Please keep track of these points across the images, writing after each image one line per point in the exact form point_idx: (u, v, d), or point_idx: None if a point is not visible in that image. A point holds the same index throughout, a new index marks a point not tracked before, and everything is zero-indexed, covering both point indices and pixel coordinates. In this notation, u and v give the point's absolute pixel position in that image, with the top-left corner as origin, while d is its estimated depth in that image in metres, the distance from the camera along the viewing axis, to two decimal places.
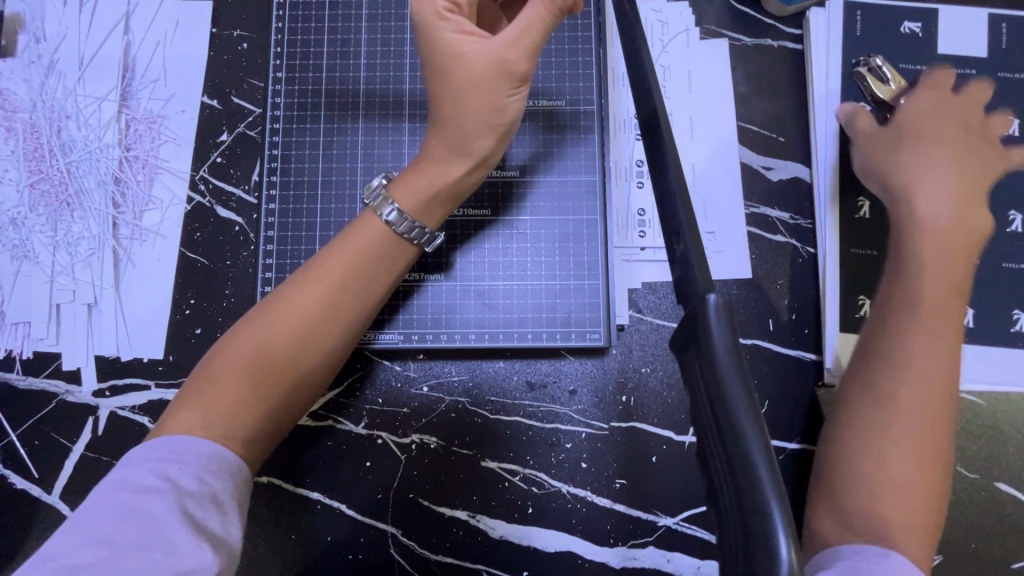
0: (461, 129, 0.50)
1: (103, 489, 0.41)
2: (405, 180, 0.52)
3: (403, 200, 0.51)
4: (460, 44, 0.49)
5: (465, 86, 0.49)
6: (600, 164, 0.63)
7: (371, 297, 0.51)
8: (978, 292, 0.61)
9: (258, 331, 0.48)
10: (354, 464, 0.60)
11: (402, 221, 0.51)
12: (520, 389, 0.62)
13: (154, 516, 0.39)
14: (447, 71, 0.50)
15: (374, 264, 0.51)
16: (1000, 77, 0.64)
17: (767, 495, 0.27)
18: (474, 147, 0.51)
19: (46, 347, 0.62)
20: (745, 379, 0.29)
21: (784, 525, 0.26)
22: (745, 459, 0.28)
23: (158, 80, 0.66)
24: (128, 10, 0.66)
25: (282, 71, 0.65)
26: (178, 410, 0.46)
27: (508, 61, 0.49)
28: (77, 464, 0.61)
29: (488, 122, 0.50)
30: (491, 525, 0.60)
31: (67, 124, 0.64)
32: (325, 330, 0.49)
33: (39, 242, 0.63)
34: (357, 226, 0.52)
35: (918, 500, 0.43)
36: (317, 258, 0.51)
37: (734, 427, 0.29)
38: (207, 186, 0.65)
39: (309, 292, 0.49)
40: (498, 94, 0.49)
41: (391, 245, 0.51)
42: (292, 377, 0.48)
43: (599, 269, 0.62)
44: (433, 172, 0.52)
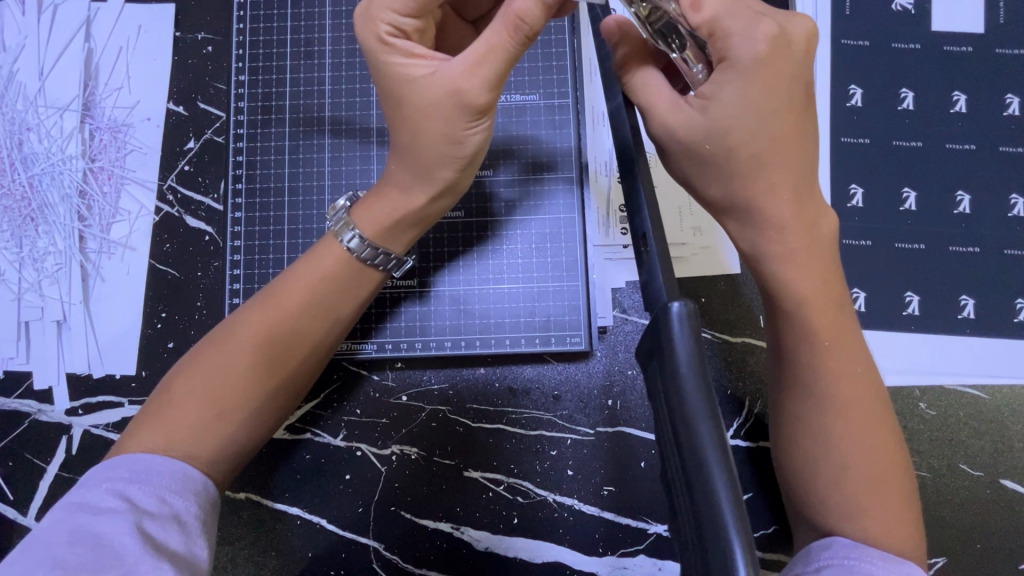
0: (419, 158, 0.45)
1: (57, 511, 0.39)
2: (367, 205, 0.49)
3: (365, 225, 0.48)
4: (411, 73, 0.43)
5: (420, 115, 0.43)
6: (577, 161, 0.60)
7: (339, 320, 0.50)
8: (977, 281, 0.59)
9: (221, 353, 0.46)
10: (334, 478, 0.59)
11: (364, 249, 0.49)
12: (502, 396, 0.60)
13: (113, 536, 0.37)
14: (398, 100, 0.44)
15: (341, 287, 0.49)
16: (998, 53, 0.61)
17: (726, 522, 0.25)
18: (434, 175, 0.46)
19: (17, 366, 0.61)
20: (709, 392, 0.27)
21: (745, 559, 0.24)
22: (705, 482, 0.26)
23: (121, 88, 0.64)
24: (88, 16, 0.64)
25: (246, 74, 0.63)
26: (137, 431, 0.44)
27: (466, 91, 0.42)
28: (51, 484, 0.59)
29: (448, 154, 0.45)
30: (475, 536, 0.58)
31: (29, 136, 0.62)
32: (289, 355, 0.47)
33: (5, 258, 0.61)
34: (321, 248, 0.49)
35: (888, 509, 0.41)
36: (282, 280, 0.49)
37: (696, 445, 0.27)
38: (175, 196, 0.63)
39: (269, 317, 0.47)
40: (454, 126, 0.43)
41: (356, 267, 0.49)
42: (257, 402, 0.46)
43: (579, 270, 0.60)
44: (396, 199, 0.48)
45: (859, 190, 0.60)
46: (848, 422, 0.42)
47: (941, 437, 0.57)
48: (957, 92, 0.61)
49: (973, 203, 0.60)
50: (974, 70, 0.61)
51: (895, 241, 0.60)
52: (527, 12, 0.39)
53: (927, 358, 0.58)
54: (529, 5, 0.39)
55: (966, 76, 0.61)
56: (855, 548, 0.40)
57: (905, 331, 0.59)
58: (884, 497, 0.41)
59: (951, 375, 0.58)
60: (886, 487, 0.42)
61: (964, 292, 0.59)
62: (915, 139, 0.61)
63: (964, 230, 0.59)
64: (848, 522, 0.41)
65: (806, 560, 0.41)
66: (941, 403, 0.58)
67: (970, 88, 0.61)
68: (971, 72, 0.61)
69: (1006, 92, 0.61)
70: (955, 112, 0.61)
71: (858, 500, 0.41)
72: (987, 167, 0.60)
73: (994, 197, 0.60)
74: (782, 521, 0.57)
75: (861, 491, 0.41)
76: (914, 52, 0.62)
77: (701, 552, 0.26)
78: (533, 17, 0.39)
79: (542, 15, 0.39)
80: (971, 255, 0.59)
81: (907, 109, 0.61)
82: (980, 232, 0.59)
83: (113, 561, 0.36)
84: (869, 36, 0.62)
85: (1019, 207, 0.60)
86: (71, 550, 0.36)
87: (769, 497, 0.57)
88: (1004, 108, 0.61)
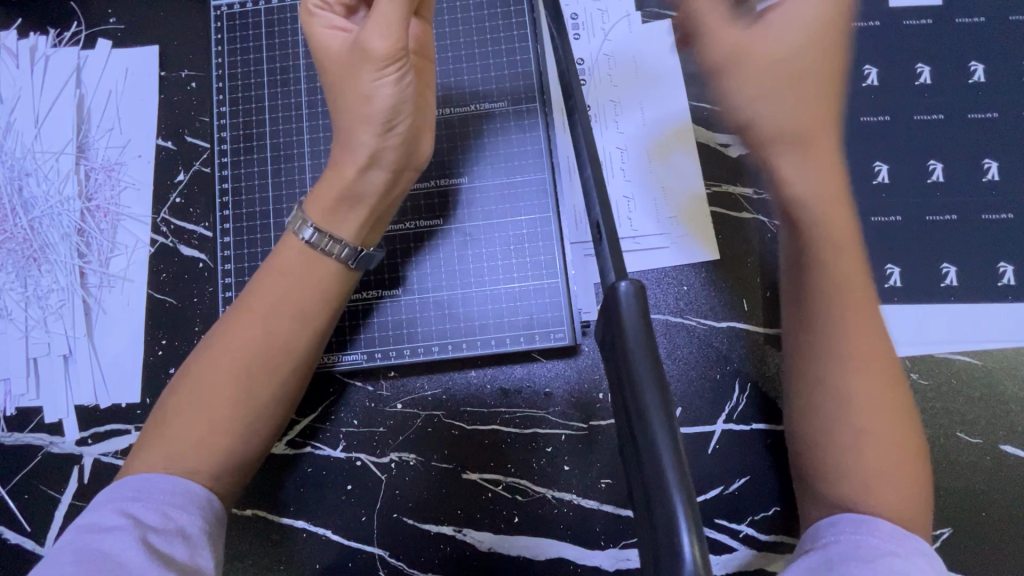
0: (343, 126, 0.50)
1: (66, 533, 0.41)
2: (315, 197, 0.51)
3: (315, 213, 0.51)
4: (334, 42, 0.51)
5: (336, 76, 0.50)
6: (549, 160, 0.62)
7: (317, 323, 0.51)
8: (957, 246, 0.59)
9: (210, 366, 0.48)
10: (336, 489, 0.60)
11: (322, 240, 0.51)
12: (495, 397, 0.61)
13: (117, 551, 0.38)
14: (323, 67, 0.51)
15: (314, 291, 0.51)
16: (957, 23, 0.62)
17: (671, 493, 0.27)
18: (355, 140, 0.50)
19: (28, 402, 0.63)
20: (659, 381, 0.30)
21: (689, 523, 0.26)
22: (653, 453, 0.28)
23: (113, 128, 0.67)
24: (78, 64, 0.67)
25: (227, 105, 0.66)
26: (141, 450, 0.46)
27: (364, 43, 0.47)
28: (66, 514, 0.61)
29: (361, 113, 0.49)
30: (478, 538, 0.58)
31: (27, 181, 0.66)
32: (271, 363, 0.49)
33: (11, 299, 0.64)
34: (286, 254, 0.51)
35: (900, 479, 0.41)
36: (252, 288, 0.51)
37: (642, 414, 0.29)
38: (169, 227, 0.65)
39: (248, 323, 0.49)
40: (363, 80, 0.48)
41: (322, 269, 0.51)
42: (250, 410, 0.48)
43: (557, 267, 0.61)
44: (331, 176, 0.51)
45: None
46: (857, 375, 0.43)
47: (935, 406, 0.57)
48: (920, 64, 0.62)
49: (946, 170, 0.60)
50: (935, 40, 0.62)
51: (870, 215, 0.60)
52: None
53: (913, 327, 0.58)
54: None
55: (927, 47, 0.62)
56: (860, 522, 0.40)
57: (889, 303, 0.59)
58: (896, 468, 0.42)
59: (939, 343, 0.58)
60: (890, 446, 0.42)
61: (944, 260, 0.59)
62: (882, 113, 0.62)
63: (939, 198, 0.60)
64: (856, 488, 0.41)
65: (813, 538, 0.42)
66: (933, 372, 0.58)
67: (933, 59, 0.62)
68: (932, 44, 0.62)
69: (969, 60, 0.62)
70: (921, 84, 0.62)
71: (872, 472, 0.41)
72: (958, 135, 0.61)
73: (967, 163, 0.60)
74: (783, 501, 0.57)
75: (871, 458, 0.42)
76: (874, 29, 0.63)
77: (650, 518, 0.29)
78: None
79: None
80: (950, 223, 0.59)
81: (872, 84, 0.62)
82: (955, 198, 0.60)
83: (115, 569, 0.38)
84: None
85: (993, 171, 0.60)
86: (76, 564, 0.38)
87: (766, 479, 0.57)
88: (968, 76, 0.61)
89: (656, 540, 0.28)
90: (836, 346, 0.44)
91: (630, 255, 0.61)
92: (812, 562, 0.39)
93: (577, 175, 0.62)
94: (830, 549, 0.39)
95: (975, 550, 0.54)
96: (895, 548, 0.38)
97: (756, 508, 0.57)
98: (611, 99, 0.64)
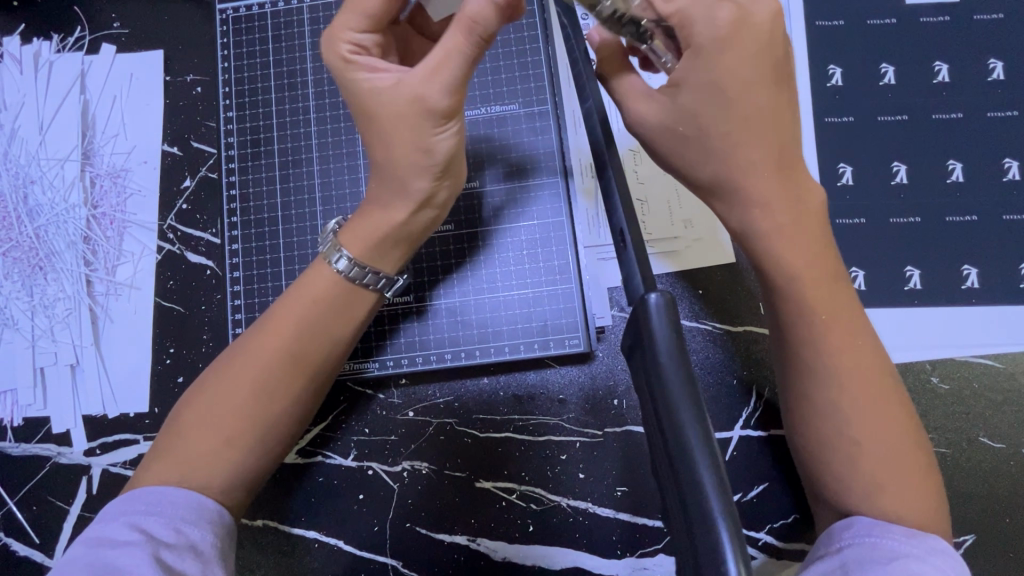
0: (393, 172, 0.46)
1: (76, 547, 0.40)
2: (352, 229, 0.49)
3: (352, 247, 0.48)
4: (375, 86, 0.44)
5: (387, 125, 0.44)
6: (561, 164, 0.61)
7: (336, 345, 0.50)
8: (978, 249, 0.58)
9: (225, 383, 0.46)
10: (348, 498, 0.59)
11: (352, 269, 0.49)
12: (508, 404, 0.60)
13: (130, 566, 0.38)
14: (369, 116, 0.45)
15: (334, 312, 0.49)
16: (976, 20, 0.61)
17: (712, 508, 0.26)
18: (410, 188, 0.46)
19: (35, 412, 0.62)
20: (694, 393, 0.29)
21: (732, 539, 0.25)
22: (690, 470, 0.28)
23: (118, 134, 0.66)
24: (82, 69, 0.67)
25: (233, 110, 0.65)
26: (152, 463, 0.45)
27: (427, 98, 0.43)
28: (75, 525, 0.60)
29: (419, 163, 0.45)
30: (492, 547, 0.58)
31: (33, 189, 0.65)
32: (290, 384, 0.47)
33: (18, 308, 0.63)
34: (312, 275, 0.49)
35: (910, 499, 0.40)
36: (274, 308, 0.49)
37: (677, 429, 0.28)
38: (175, 234, 0.64)
39: (266, 344, 0.47)
40: (422, 134, 0.44)
41: (346, 294, 0.49)
42: (262, 431, 0.46)
43: (572, 272, 0.60)
44: (379, 216, 0.48)
45: (848, 168, 0.60)
46: (864, 394, 0.41)
47: (958, 411, 0.56)
48: (939, 62, 0.61)
49: (966, 170, 0.59)
50: (953, 38, 0.61)
51: (889, 216, 0.59)
52: (479, 13, 0.40)
53: (934, 331, 0.57)
54: (481, 8, 0.40)
55: (945, 45, 0.61)
56: (876, 528, 0.39)
57: (909, 307, 0.58)
58: (910, 489, 0.40)
59: (961, 346, 0.57)
60: (903, 467, 0.40)
61: (966, 262, 0.58)
62: (900, 113, 0.60)
63: (959, 199, 0.59)
64: (866, 505, 0.40)
65: (828, 541, 0.41)
66: (955, 376, 0.56)
67: (952, 56, 0.61)
68: (951, 42, 0.61)
69: (989, 58, 0.60)
70: (939, 82, 0.60)
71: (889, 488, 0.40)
72: (978, 134, 0.60)
73: (988, 162, 0.59)
74: (802, 509, 0.56)
75: (885, 480, 0.40)
76: (891, 26, 0.61)
77: (689, 533, 0.28)
78: (486, 18, 0.40)
79: (495, 17, 0.40)
80: (970, 224, 0.58)
81: (889, 83, 0.61)
82: (977, 199, 0.59)
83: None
84: (843, 15, 0.62)
85: (1014, 170, 0.59)
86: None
87: (785, 486, 0.56)
88: (988, 73, 0.60)
89: (696, 556, 0.27)
90: (837, 364, 0.41)
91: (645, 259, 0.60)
92: (828, 568, 0.39)
93: (591, 180, 0.62)
94: (845, 555, 0.39)
95: (1000, 558, 0.53)
96: (911, 551, 0.37)
97: (775, 515, 0.56)
98: None
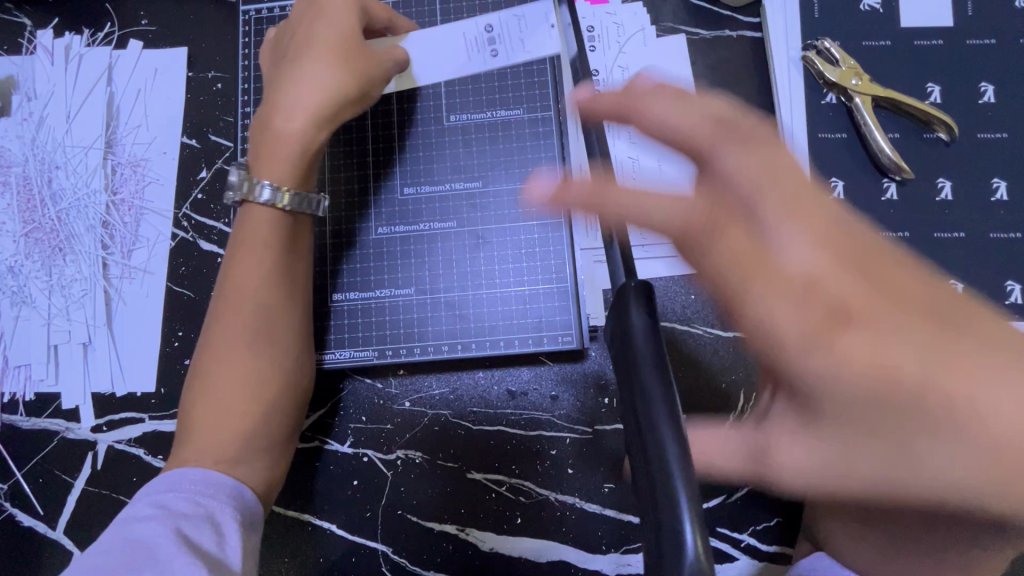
0: (322, 83, 0.53)
1: (105, 529, 0.42)
2: (266, 159, 0.52)
3: (271, 175, 0.52)
4: (339, 12, 0.55)
5: (336, 44, 0.54)
6: (561, 168, 0.64)
7: (292, 280, 0.54)
8: (964, 266, 0.59)
9: (220, 354, 0.50)
10: (343, 484, 0.61)
11: (278, 197, 0.52)
12: (501, 399, 0.61)
13: (154, 537, 0.40)
14: (324, 33, 0.54)
15: (275, 246, 0.52)
16: (969, 44, 0.63)
17: (677, 489, 0.28)
18: (331, 103, 0.53)
19: (47, 388, 0.65)
20: (669, 383, 0.32)
21: (692, 520, 0.27)
22: (661, 456, 0.29)
23: (140, 125, 0.69)
24: (110, 62, 0.70)
25: (251, 106, 0.68)
26: (177, 455, 0.47)
27: (380, 53, 0.57)
28: (78, 500, 0.62)
29: (348, 85, 0.54)
30: (481, 538, 0.59)
31: (57, 174, 0.68)
32: (262, 325, 0.51)
33: (36, 286, 0.66)
34: (246, 218, 0.53)
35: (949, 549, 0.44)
36: (228, 270, 0.52)
37: (651, 417, 0.31)
38: (190, 222, 0.67)
39: (236, 301, 0.51)
40: (365, 66, 0.55)
41: (287, 226, 0.53)
42: (259, 382, 0.50)
43: (568, 272, 0.62)
44: (291, 130, 0.53)
45: (840, 183, 0.62)
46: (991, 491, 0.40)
47: None
48: (932, 84, 0.63)
49: (955, 189, 0.61)
50: (948, 62, 0.63)
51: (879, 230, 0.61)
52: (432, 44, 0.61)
53: None
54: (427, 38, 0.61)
55: (938, 67, 0.63)
56: None
57: None
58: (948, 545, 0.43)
59: None
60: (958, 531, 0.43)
61: (954, 278, 0.59)
62: (895, 131, 0.62)
63: (949, 217, 0.60)
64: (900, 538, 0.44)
65: None
66: None
67: (945, 79, 0.63)
68: (944, 65, 0.63)
69: (981, 81, 0.62)
70: (932, 103, 0.62)
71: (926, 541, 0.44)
72: (968, 154, 0.61)
73: (977, 182, 0.61)
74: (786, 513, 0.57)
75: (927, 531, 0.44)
76: (886, 48, 0.64)
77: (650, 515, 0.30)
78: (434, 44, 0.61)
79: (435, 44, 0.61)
80: (959, 241, 0.60)
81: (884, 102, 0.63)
82: (966, 218, 0.60)
83: (155, 558, 0.38)
84: (841, 35, 0.64)
85: (1002, 191, 0.60)
86: (116, 559, 0.39)
87: None
88: (980, 96, 0.62)
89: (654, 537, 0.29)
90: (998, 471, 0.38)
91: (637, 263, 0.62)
92: None
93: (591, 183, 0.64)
94: None
95: None
96: None
97: (759, 519, 0.57)
98: None
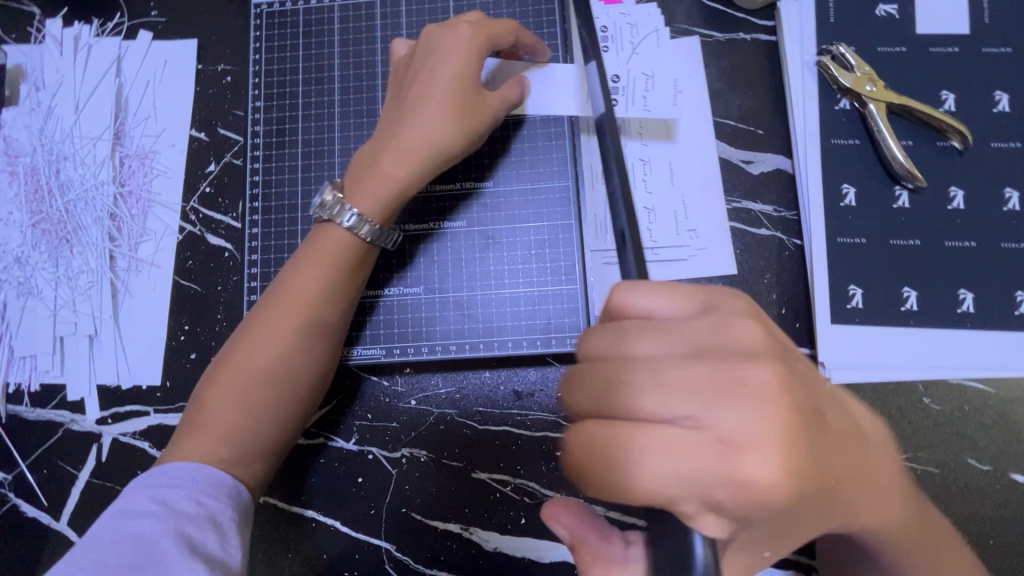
0: (425, 135, 0.54)
1: (105, 518, 0.43)
2: (359, 190, 0.54)
3: (363, 210, 0.53)
4: (459, 62, 0.54)
5: (450, 98, 0.54)
6: (572, 169, 0.64)
7: (345, 303, 0.54)
8: (974, 275, 0.59)
9: (251, 352, 0.50)
10: (347, 481, 0.61)
11: (362, 225, 0.53)
12: (507, 399, 0.61)
13: (153, 538, 0.40)
14: (441, 82, 0.54)
15: (336, 269, 0.53)
16: (985, 52, 0.63)
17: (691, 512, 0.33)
18: (426, 154, 0.54)
19: (53, 379, 0.65)
20: None
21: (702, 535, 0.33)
22: None
23: (149, 117, 0.69)
24: (119, 53, 0.70)
25: (261, 100, 0.68)
26: (179, 442, 0.48)
27: (487, 103, 0.56)
28: (82, 492, 0.62)
29: (448, 139, 0.54)
30: (485, 537, 0.59)
31: (65, 165, 0.68)
32: (302, 341, 0.51)
33: (43, 277, 0.66)
34: (321, 234, 0.54)
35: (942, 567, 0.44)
36: (286, 277, 0.53)
37: None
38: (197, 216, 0.67)
39: (288, 311, 0.51)
40: (472, 121, 0.55)
41: (355, 252, 0.54)
42: (280, 395, 0.50)
43: (577, 274, 0.62)
44: (387, 175, 0.54)
45: (852, 189, 0.62)
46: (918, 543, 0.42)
47: (947, 432, 0.58)
48: (946, 91, 0.62)
49: (967, 198, 0.61)
50: (962, 70, 0.63)
51: (889, 238, 0.61)
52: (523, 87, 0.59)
53: (929, 352, 0.58)
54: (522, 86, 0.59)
55: (952, 75, 0.62)
56: None
57: (904, 326, 0.59)
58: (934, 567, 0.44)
59: (954, 369, 0.58)
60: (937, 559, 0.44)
61: (964, 287, 0.59)
62: (907, 138, 0.62)
63: (960, 226, 0.60)
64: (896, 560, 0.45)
65: None
66: (945, 397, 0.58)
67: (959, 87, 0.62)
68: (959, 73, 0.62)
69: (996, 90, 0.62)
70: (945, 110, 0.62)
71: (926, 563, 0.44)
72: (981, 163, 0.61)
73: (989, 191, 0.60)
74: None
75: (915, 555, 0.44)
76: (901, 54, 0.63)
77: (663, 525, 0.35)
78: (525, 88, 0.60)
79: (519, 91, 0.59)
80: (969, 250, 0.60)
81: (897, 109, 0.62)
82: (977, 227, 0.60)
83: (153, 560, 0.39)
84: (855, 40, 0.64)
85: (1014, 201, 0.60)
86: (117, 555, 0.39)
87: None
88: (994, 105, 0.62)
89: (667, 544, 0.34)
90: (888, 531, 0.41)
91: (646, 266, 0.62)
92: None
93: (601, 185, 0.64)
94: None
95: None
96: None
97: None
98: (638, 111, 0.65)
